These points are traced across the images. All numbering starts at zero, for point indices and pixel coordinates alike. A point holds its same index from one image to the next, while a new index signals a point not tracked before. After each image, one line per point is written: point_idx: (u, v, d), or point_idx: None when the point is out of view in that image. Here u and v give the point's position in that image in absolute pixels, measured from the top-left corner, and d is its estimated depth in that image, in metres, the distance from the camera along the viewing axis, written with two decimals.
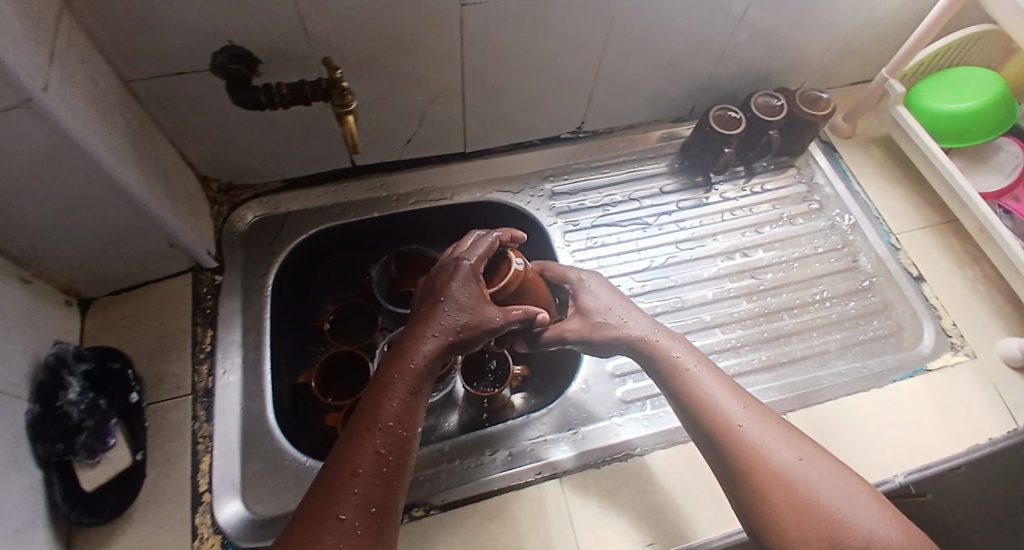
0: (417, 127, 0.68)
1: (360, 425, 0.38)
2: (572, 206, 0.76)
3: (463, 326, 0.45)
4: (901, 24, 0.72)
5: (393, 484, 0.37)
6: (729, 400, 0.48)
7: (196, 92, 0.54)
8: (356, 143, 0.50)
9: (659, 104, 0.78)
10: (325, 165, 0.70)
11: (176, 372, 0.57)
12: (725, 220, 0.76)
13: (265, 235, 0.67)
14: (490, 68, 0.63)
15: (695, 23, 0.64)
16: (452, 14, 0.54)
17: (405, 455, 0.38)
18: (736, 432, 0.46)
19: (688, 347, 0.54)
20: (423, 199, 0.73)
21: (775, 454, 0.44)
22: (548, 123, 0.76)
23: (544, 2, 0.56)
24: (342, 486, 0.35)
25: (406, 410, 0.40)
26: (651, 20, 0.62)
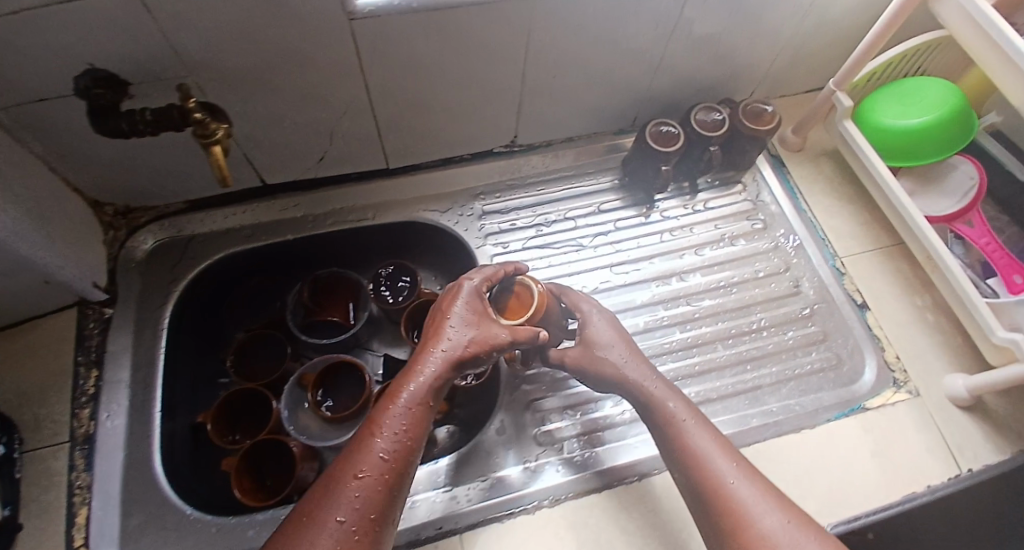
0: (326, 145, 0.63)
1: (368, 430, 0.39)
2: (502, 227, 0.72)
3: (469, 342, 0.43)
4: (852, 30, 0.67)
5: (389, 496, 0.36)
6: (720, 456, 0.46)
7: (69, 118, 0.48)
8: (226, 176, 0.45)
9: (597, 116, 0.73)
10: (230, 187, 0.65)
11: (56, 417, 0.54)
12: (664, 242, 0.72)
13: (164, 261, 0.63)
14: (399, 84, 0.58)
15: (625, 34, 0.58)
16: (340, 30, 0.49)
17: (404, 468, 0.38)
18: (725, 494, 0.43)
19: (684, 399, 0.51)
20: (341, 220, 0.68)
21: (759, 517, 0.41)
22: (477, 138, 0.70)
23: (448, 17, 0.50)
24: (338, 490, 0.35)
25: (411, 422, 0.39)
26: (573, 32, 0.56)
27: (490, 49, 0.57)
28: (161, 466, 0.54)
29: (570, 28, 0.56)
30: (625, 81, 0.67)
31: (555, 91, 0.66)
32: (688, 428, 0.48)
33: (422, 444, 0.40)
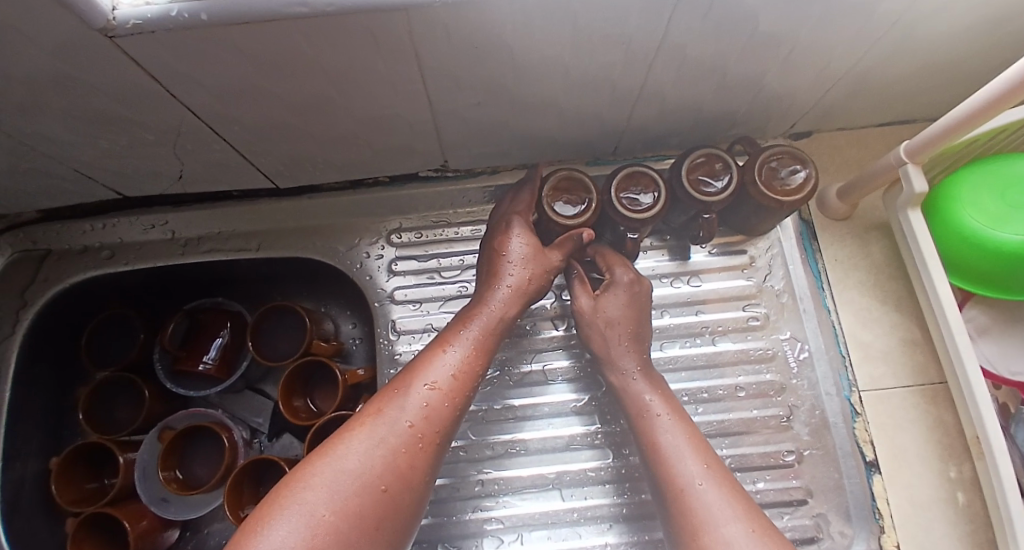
0: (181, 165, 0.49)
1: (434, 347, 0.42)
2: (415, 279, 0.56)
3: (523, 274, 0.46)
4: (948, 49, 0.42)
5: (451, 408, 0.38)
6: (687, 453, 0.40)
7: None
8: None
9: (559, 141, 0.53)
10: (85, 200, 0.53)
11: None
12: None
13: (16, 282, 0.55)
14: (251, 104, 0.42)
15: (571, 48, 0.38)
16: (105, 55, 0.32)
17: (469, 385, 0.40)
18: (686, 494, 0.37)
19: (663, 391, 0.46)
20: (218, 248, 0.56)
21: (718, 522, 0.34)
22: (391, 160, 0.54)
23: (269, 36, 0.33)
24: (408, 390, 0.37)
25: (477, 344, 0.43)
26: (486, 46, 0.37)
27: (371, 64, 0.38)
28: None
29: (487, 39, 0.36)
30: (591, 106, 0.47)
31: (489, 114, 0.47)
32: (660, 426, 0.42)
33: (481, 373, 0.42)
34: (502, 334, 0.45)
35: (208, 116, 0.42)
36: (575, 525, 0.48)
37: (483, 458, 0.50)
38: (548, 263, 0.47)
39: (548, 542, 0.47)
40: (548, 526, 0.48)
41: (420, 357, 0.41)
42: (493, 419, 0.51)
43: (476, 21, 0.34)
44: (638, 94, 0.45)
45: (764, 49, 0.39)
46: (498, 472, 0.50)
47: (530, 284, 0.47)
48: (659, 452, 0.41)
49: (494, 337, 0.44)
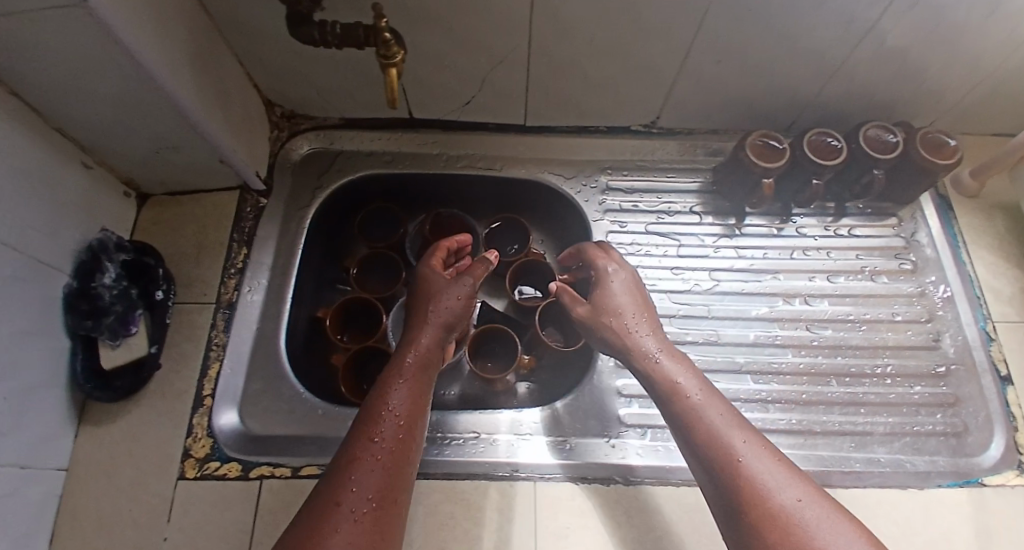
0: (476, 91, 0.66)
1: (370, 415, 0.47)
2: (623, 205, 0.71)
3: (447, 320, 0.57)
4: None
5: (403, 449, 0.45)
6: (733, 428, 0.44)
7: (261, 20, 0.54)
8: (394, 98, 0.50)
9: (752, 110, 0.70)
10: (385, 113, 0.70)
11: (205, 280, 0.59)
12: (794, 259, 0.67)
13: (315, 168, 0.70)
14: (565, 39, 0.58)
15: (804, 25, 0.56)
16: None
17: (415, 431, 0.47)
18: (739, 467, 0.41)
19: (691, 370, 0.50)
20: (471, 165, 0.73)
21: (775, 492, 0.39)
22: (621, 110, 0.70)
23: None
24: (361, 464, 0.43)
25: (413, 386, 0.50)
26: (753, 13, 0.54)
27: (666, 19, 0.55)
28: (283, 348, 0.60)
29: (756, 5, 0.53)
30: (787, 77, 0.64)
31: (718, 75, 0.63)
32: (698, 406, 0.46)
33: (419, 418, 0.49)
34: (432, 367, 0.54)
35: (532, 46, 0.59)
36: (747, 404, 0.59)
37: (679, 340, 0.62)
38: (457, 301, 0.59)
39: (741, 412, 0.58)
40: (741, 402, 0.58)
41: (361, 427, 0.46)
42: (692, 315, 0.64)
43: None
44: (833, 70, 0.62)
45: (931, 41, 0.57)
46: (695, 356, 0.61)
47: (451, 322, 0.57)
48: (704, 432, 0.44)
49: (421, 385, 0.51)
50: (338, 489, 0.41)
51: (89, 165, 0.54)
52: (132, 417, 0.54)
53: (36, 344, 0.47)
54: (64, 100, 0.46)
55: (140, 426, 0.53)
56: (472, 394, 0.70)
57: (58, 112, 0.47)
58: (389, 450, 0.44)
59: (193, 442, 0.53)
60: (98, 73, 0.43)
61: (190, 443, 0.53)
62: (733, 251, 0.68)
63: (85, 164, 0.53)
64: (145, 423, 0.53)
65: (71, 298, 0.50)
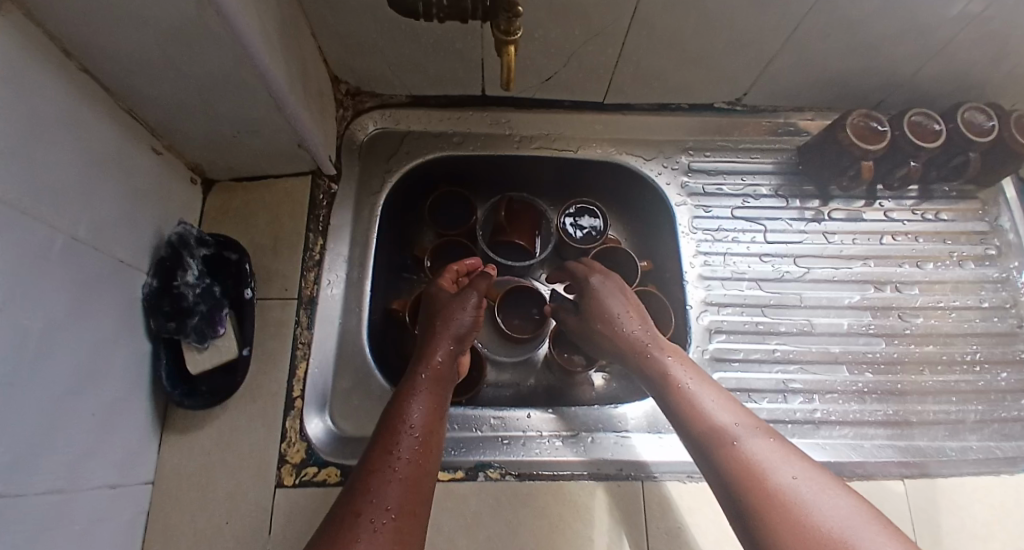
0: (561, 67, 0.61)
1: (385, 432, 0.44)
2: (707, 188, 0.69)
3: (462, 333, 0.54)
4: None
5: (422, 466, 0.43)
6: (729, 416, 0.42)
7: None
8: (510, 78, 0.44)
9: (843, 88, 0.68)
10: (457, 90, 0.65)
11: (284, 273, 0.55)
12: (882, 246, 0.67)
13: (383, 151, 0.65)
14: (672, 13, 0.54)
15: (921, 2, 0.53)
16: None
17: (435, 442, 0.46)
18: (737, 451, 0.38)
19: (688, 366, 0.49)
20: (547, 146, 0.69)
21: (771, 470, 0.35)
22: (708, 88, 0.67)
23: None
24: (380, 476, 0.40)
25: (429, 400, 0.48)
26: None
27: None
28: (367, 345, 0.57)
29: None
30: (889, 55, 0.61)
31: (820, 53, 0.61)
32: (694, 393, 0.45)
33: (436, 434, 0.46)
34: (449, 382, 0.51)
35: (635, 20, 0.54)
36: (845, 394, 0.59)
37: (774, 330, 0.61)
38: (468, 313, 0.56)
39: (840, 405, 0.58)
40: (840, 393, 0.59)
41: (378, 443, 0.44)
42: (785, 303, 0.63)
43: None
44: (938, 49, 0.60)
45: None
46: (791, 348, 0.61)
47: (467, 335, 0.54)
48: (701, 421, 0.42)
49: (437, 400, 0.49)
50: (349, 509, 0.38)
51: (159, 151, 0.49)
52: (215, 426, 0.49)
53: (121, 352, 0.43)
54: (144, 78, 0.40)
55: (232, 433, 0.49)
56: (550, 386, 0.67)
57: (134, 91, 0.42)
58: (410, 460, 0.43)
59: (287, 447, 0.49)
60: (192, 44, 0.37)
61: (285, 448, 0.49)
62: (832, 238, 0.67)
63: (155, 148, 0.48)
64: (232, 430, 0.49)
65: (151, 299, 0.46)
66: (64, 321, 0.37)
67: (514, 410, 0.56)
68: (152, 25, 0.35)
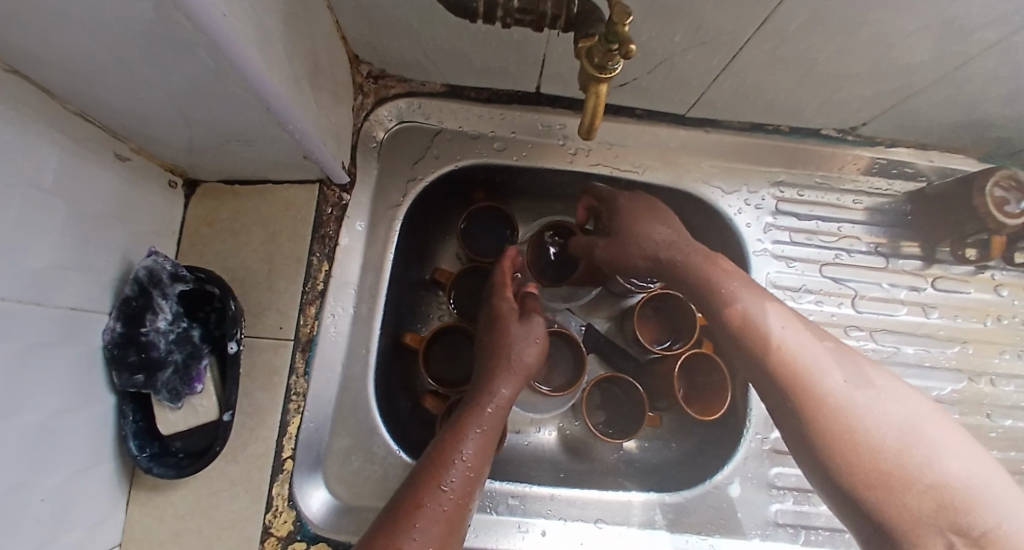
0: (645, 73, 0.48)
1: (433, 462, 0.39)
2: (793, 236, 0.58)
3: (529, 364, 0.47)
4: None
5: (467, 504, 0.38)
6: (832, 368, 0.39)
7: None
8: (590, 130, 0.34)
9: (987, 130, 0.54)
10: (505, 84, 0.52)
11: (280, 308, 0.46)
12: (986, 326, 0.60)
13: (408, 152, 0.53)
14: (816, 33, 0.40)
15: None
16: None
17: (480, 478, 0.40)
18: (841, 413, 0.37)
19: (773, 309, 0.43)
20: (606, 164, 0.56)
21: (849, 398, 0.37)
22: (820, 114, 0.53)
23: None
24: (424, 514, 0.35)
25: (486, 435, 0.41)
26: None
27: (979, 15, 0.37)
28: (373, 394, 0.49)
29: None
30: None
31: (984, 91, 0.47)
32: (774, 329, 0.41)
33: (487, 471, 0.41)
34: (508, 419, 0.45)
35: (764, 32, 0.41)
36: None
37: None
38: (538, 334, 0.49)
39: None
40: None
41: (423, 472, 0.38)
42: None
43: None
44: None
45: None
46: None
47: (533, 367, 0.47)
48: (805, 386, 0.38)
49: (495, 435, 0.43)
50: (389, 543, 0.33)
51: (123, 155, 0.38)
52: (187, 493, 0.41)
53: (77, 421, 0.34)
54: (92, 77, 0.29)
55: (209, 501, 0.41)
56: (568, 437, 0.58)
57: (77, 90, 0.30)
58: (455, 502, 0.37)
59: (274, 518, 0.42)
60: (158, 46, 0.26)
61: (271, 520, 0.42)
62: (929, 312, 0.59)
63: (120, 155, 0.38)
64: (206, 500, 0.41)
65: (109, 347, 0.36)
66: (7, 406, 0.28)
67: (542, 488, 0.48)
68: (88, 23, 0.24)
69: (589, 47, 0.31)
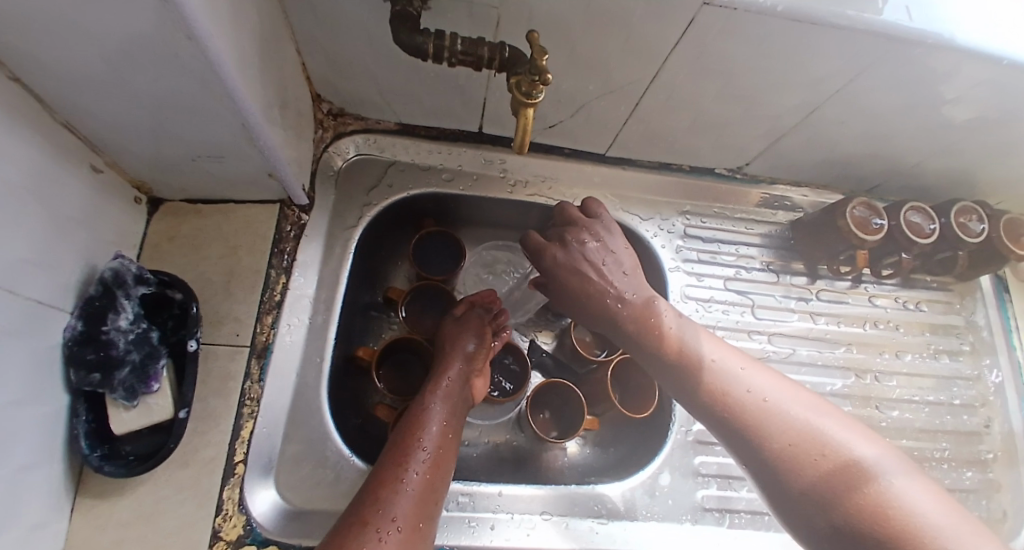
0: (568, 116, 0.58)
1: (396, 447, 0.44)
2: (702, 256, 0.68)
3: (478, 355, 0.54)
4: None
5: (436, 478, 0.43)
6: (764, 389, 0.44)
7: (341, 5, 0.43)
8: (523, 143, 0.43)
9: (841, 169, 0.68)
10: (452, 124, 0.60)
11: (237, 317, 0.48)
12: (867, 332, 0.70)
13: (364, 180, 0.59)
14: (694, 84, 0.52)
15: (930, 103, 0.54)
16: (684, 12, 0.42)
17: (448, 455, 0.45)
18: (760, 410, 0.42)
19: (728, 350, 0.48)
20: (540, 193, 0.65)
21: (789, 424, 0.41)
22: (712, 155, 0.65)
23: (792, 39, 0.45)
24: (393, 487, 0.40)
25: (444, 417, 0.47)
26: (892, 84, 0.51)
27: (808, 75, 0.50)
28: (326, 401, 0.51)
29: (913, 72, 0.49)
30: (891, 144, 0.61)
31: (829, 136, 0.60)
32: (724, 366, 0.46)
33: (451, 449, 0.46)
34: (464, 403, 0.51)
35: (656, 83, 0.51)
36: None
37: None
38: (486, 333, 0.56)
39: None
40: None
41: (389, 455, 0.43)
42: None
43: (912, 66, 0.48)
44: (937, 147, 0.62)
45: None
46: None
47: (482, 355, 0.54)
48: (727, 391, 0.44)
49: (453, 417, 0.48)
50: (365, 518, 0.38)
51: (97, 168, 0.42)
52: (130, 500, 0.41)
53: (27, 415, 0.35)
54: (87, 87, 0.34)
55: (154, 507, 0.41)
56: (515, 447, 0.61)
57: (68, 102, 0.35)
58: (423, 476, 0.42)
59: (223, 522, 0.42)
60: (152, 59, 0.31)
61: (220, 524, 0.42)
62: (819, 320, 0.69)
63: (95, 167, 0.42)
64: (150, 507, 0.41)
65: (70, 347, 0.39)
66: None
67: (492, 485, 0.51)
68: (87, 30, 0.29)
69: (517, 81, 0.41)
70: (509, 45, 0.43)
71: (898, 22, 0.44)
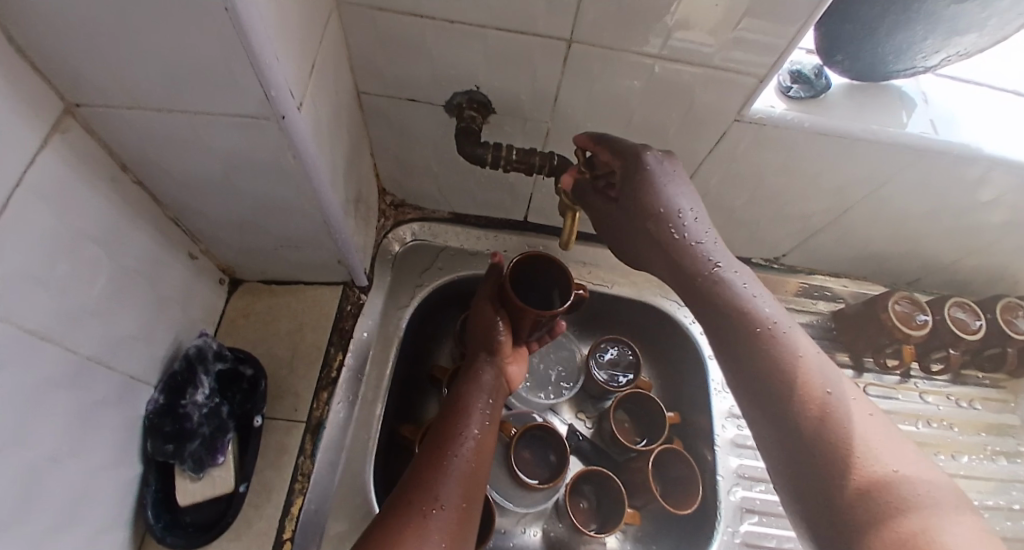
0: None
1: (440, 442, 0.45)
2: None
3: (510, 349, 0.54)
4: None
5: (478, 475, 0.44)
6: (828, 372, 0.36)
7: (415, 119, 0.50)
8: (566, 240, 0.50)
9: (881, 262, 0.69)
10: (500, 215, 0.66)
11: (297, 392, 0.51)
12: (920, 430, 0.67)
13: (417, 263, 0.64)
14: (729, 187, 0.55)
15: (961, 204, 0.55)
16: (717, 127, 0.47)
17: (487, 450, 0.46)
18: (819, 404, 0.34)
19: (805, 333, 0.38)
20: (582, 279, 0.67)
21: (850, 424, 0.33)
22: (748, 246, 0.68)
23: (819, 152, 0.49)
24: (439, 478, 0.41)
25: (484, 413, 0.48)
26: (921, 188, 0.53)
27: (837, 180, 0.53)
28: (372, 480, 0.50)
29: (946, 178, 0.51)
30: (928, 241, 0.63)
31: (867, 232, 0.62)
32: (788, 338, 0.37)
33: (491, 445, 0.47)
34: (501, 397, 0.52)
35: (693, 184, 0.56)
36: None
37: None
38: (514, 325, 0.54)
39: None
40: None
41: (433, 449, 0.44)
42: None
43: (939, 173, 0.51)
44: (975, 244, 0.62)
45: None
46: None
47: (514, 353, 0.54)
48: (798, 379, 0.36)
49: (495, 411, 0.50)
50: (418, 508, 0.39)
51: (194, 255, 0.48)
52: None
53: (111, 481, 0.39)
54: (205, 190, 0.41)
55: None
56: (553, 538, 0.59)
57: (185, 201, 0.42)
58: (465, 473, 0.43)
59: None
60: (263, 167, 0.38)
61: None
62: None
63: (192, 254, 0.48)
64: None
65: (151, 418, 0.42)
66: (60, 452, 0.34)
67: None
68: (216, 149, 0.36)
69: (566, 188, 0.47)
70: (557, 155, 0.48)
71: (921, 134, 0.47)
